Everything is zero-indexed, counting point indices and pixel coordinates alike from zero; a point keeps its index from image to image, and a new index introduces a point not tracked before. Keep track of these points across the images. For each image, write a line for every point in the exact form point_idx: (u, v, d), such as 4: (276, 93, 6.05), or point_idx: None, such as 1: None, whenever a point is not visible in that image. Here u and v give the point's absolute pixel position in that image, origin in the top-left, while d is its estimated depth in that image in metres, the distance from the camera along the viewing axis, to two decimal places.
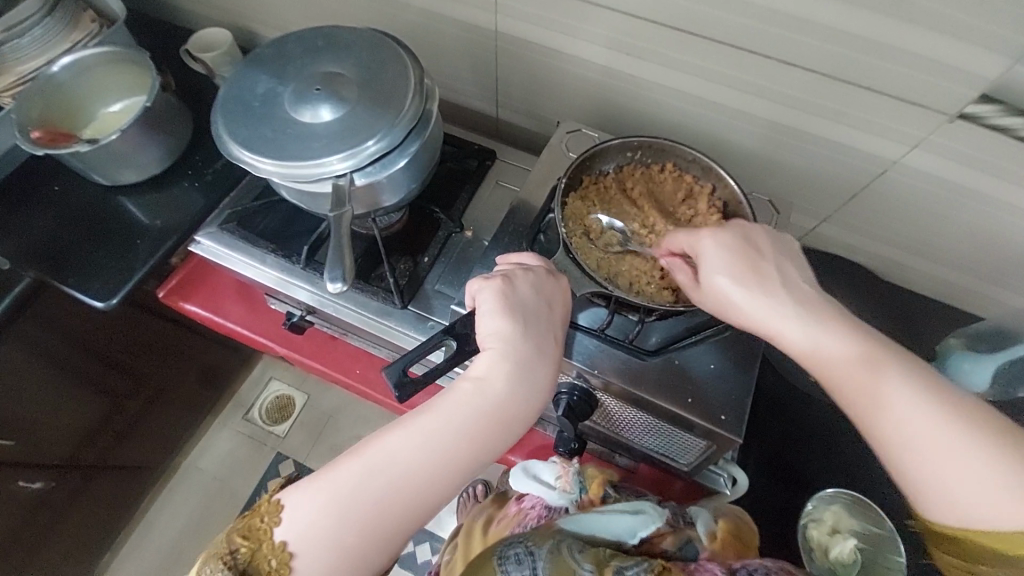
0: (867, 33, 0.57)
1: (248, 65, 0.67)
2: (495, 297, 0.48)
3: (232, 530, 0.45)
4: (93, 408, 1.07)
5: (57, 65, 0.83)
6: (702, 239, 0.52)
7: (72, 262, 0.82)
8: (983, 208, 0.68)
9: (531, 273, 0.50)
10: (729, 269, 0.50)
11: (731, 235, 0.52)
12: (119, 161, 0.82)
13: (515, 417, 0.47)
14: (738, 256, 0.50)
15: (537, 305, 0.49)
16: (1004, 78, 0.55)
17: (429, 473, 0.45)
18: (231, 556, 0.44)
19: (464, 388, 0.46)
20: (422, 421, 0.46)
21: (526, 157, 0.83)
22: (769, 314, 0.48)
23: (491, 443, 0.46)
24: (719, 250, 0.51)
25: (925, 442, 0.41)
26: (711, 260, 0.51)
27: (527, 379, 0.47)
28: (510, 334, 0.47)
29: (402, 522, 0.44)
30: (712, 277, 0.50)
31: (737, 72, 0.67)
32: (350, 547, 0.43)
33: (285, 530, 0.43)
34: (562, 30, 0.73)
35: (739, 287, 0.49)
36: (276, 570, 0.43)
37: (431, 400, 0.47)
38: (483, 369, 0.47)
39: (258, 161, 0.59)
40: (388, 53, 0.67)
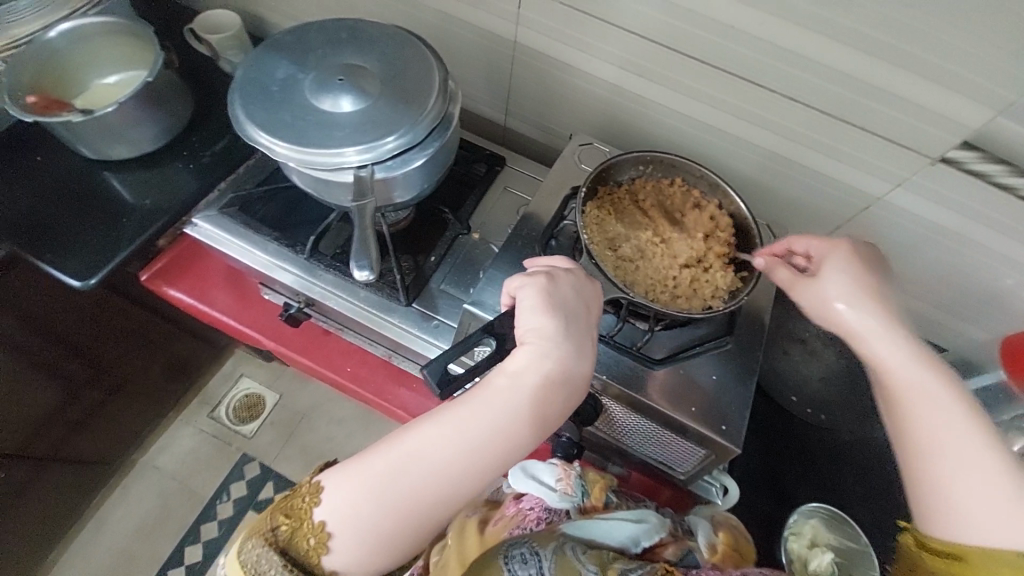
0: (866, 77, 0.62)
1: (268, 49, 0.67)
2: (537, 295, 0.48)
3: (273, 507, 0.46)
4: (49, 394, 1.00)
5: (53, 30, 0.80)
6: (836, 247, 0.55)
7: (53, 237, 0.78)
8: (957, 246, 0.74)
9: (570, 274, 0.51)
10: (848, 272, 0.52)
11: (863, 252, 0.54)
12: (112, 135, 0.79)
13: (549, 415, 0.47)
14: (860, 266, 0.52)
15: (575, 305, 0.49)
16: (984, 129, 0.61)
17: (464, 464, 0.45)
18: (272, 532, 0.44)
19: (501, 382, 0.47)
20: (459, 412, 0.46)
21: (534, 166, 0.84)
22: (865, 314, 0.49)
23: (525, 439, 0.47)
24: (843, 256, 0.53)
25: (959, 463, 0.41)
26: (836, 261, 0.53)
27: (565, 377, 0.47)
28: (552, 332, 0.47)
29: (430, 513, 0.44)
30: (829, 273, 0.52)
31: (743, 102, 0.71)
32: (383, 533, 0.43)
33: (324, 510, 0.44)
34: (580, 46, 0.76)
35: (846, 286, 0.51)
36: (315, 549, 0.43)
37: (467, 394, 0.47)
38: (523, 363, 0.47)
39: (274, 145, 0.59)
40: (412, 52, 0.67)
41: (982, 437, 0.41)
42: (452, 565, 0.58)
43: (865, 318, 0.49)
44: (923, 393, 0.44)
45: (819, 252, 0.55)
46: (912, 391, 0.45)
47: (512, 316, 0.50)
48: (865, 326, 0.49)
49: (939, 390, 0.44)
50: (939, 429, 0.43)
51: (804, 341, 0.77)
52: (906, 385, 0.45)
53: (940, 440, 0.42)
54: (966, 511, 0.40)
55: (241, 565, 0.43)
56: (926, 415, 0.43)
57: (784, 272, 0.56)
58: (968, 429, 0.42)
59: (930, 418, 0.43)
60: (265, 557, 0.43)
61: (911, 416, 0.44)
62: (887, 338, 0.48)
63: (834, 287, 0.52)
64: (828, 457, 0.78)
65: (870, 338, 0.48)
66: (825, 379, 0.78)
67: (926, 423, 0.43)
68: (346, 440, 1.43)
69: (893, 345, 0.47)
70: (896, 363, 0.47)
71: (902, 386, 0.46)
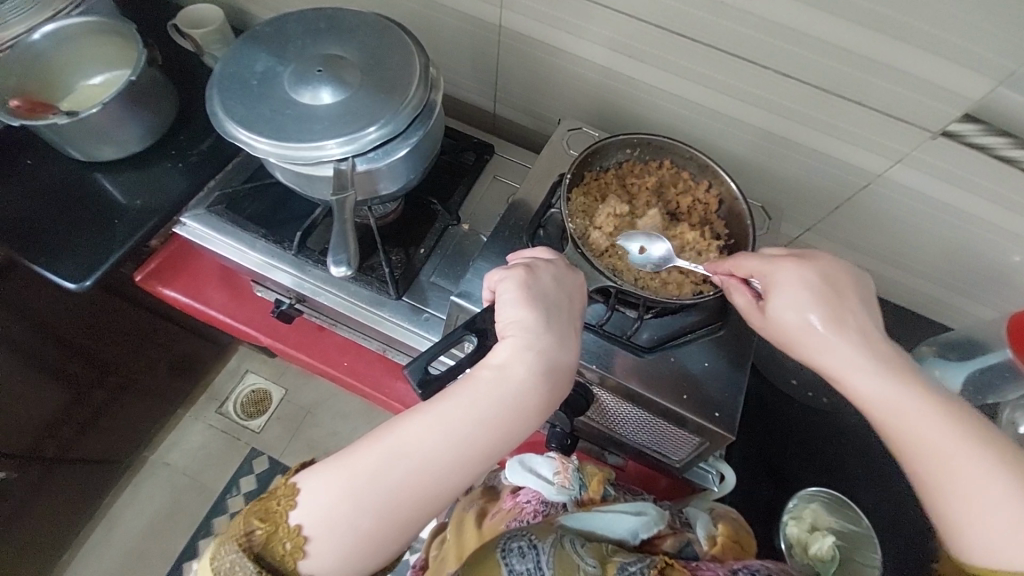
0: (861, 49, 0.60)
1: (246, 42, 0.65)
2: (517, 288, 0.48)
3: (248, 511, 0.45)
4: (54, 399, 1.01)
5: (37, 31, 0.80)
6: (778, 271, 0.51)
7: (45, 242, 0.78)
8: (961, 222, 0.71)
9: (551, 265, 0.50)
10: (803, 306, 0.49)
11: (809, 274, 0.50)
12: (99, 136, 0.79)
13: (532, 411, 0.46)
14: (814, 293, 0.50)
15: (557, 297, 0.48)
16: (984, 100, 0.59)
17: (446, 463, 0.44)
18: (247, 537, 0.43)
19: (484, 376, 0.46)
20: (439, 409, 0.45)
21: (524, 153, 0.83)
22: (844, 352, 0.48)
23: (508, 436, 0.46)
24: (794, 287, 0.50)
25: (967, 494, 0.43)
26: (790, 291, 0.50)
27: (547, 370, 0.46)
28: (533, 324, 0.47)
29: (414, 512, 0.44)
30: (782, 310, 0.50)
31: (737, 80, 0.69)
32: (365, 534, 0.43)
33: (300, 513, 0.44)
34: (566, 28, 0.74)
35: (809, 324, 0.49)
36: (291, 554, 0.43)
37: (448, 390, 0.46)
38: (505, 357, 0.46)
39: (254, 141, 0.58)
40: (391, 39, 0.66)
41: (974, 455, 0.43)
42: (450, 558, 0.60)
43: (841, 356, 0.48)
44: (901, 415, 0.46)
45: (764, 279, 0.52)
46: (896, 409, 0.46)
47: (495, 309, 0.50)
48: (844, 364, 0.48)
49: (932, 420, 0.45)
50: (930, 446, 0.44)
51: None
52: (902, 424, 0.46)
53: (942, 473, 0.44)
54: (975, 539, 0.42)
55: (213, 571, 0.43)
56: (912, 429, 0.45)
57: (743, 296, 0.54)
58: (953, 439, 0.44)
59: (932, 452, 0.44)
60: (238, 563, 0.42)
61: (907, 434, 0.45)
62: (873, 366, 0.47)
63: (795, 324, 0.50)
64: (830, 440, 0.78)
65: (853, 377, 0.47)
66: None
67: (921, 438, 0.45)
68: (350, 434, 1.44)
69: (877, 369, 0.47)
70: (884, 401, 0.46)
71: (889, 408, 0.46)
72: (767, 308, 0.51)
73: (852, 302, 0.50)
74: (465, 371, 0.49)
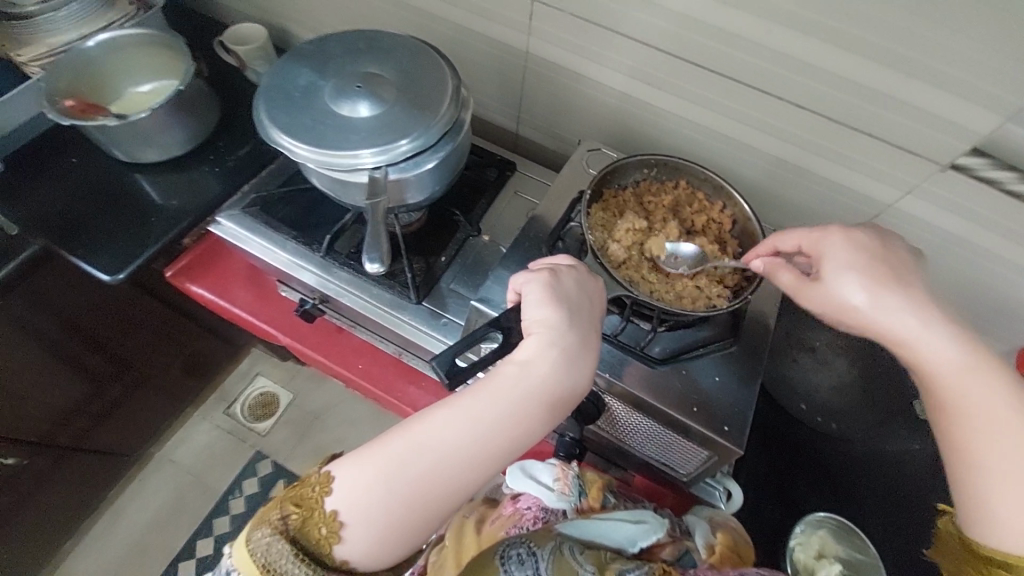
0: (871, 83, 0.63)
1: (291, 58, 0.70)
2: (542, 288, 0.50)
3: (282, 497, 0.46)
4: (74, 387, 1.04)
5: (92, 40, 0.86)
6: (830, 240, 0.52)
7: (84, 234, 0.82)
8: (970, 254, 0.73)
9: (573, 269, 0.52)
10: (861, 272, 0.49)
11: (864, 243, 0.51)
12: (143, 138, 0.84)
13: (554, 406, 0.48)
14: (869, 260, 0.50)
15: (579, 299, 0.50)
16: (992, 135, 0.61)
17: (472, 454, 0.46)
18: (282, 522, 0.44)
19: (508, 372, 0.48)
20: (465, 403, 0.47)
21: (544, 172, 0.86)
22: (907, 319, 0.47)
23: (530, 430, 0.48)
24: (850, 254, 0.51)
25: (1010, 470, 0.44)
26: (846, 262, 0.50)
27: (572, 368, 0.48)
28: (557, 323, 0.49)
29: (440, 502, 0.45)
30: (837, 277, 0.50)
31: (751, 109, 0.72)
32: (394, 522, 0.44)
33: (335, 500, 0.45)
34: (589, 55, 0.78)
35: (866, 289, 0.49)
36: (326, 539, 0.44)
37: (473, 385, 0.48)
38: (529, 353, 0.48)
39: (295, 147, 0.62)
40: (426, 61, 0.70)
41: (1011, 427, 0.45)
42: (448, 564, 0.60)
43: (900, 321, 0.48)
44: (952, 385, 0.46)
45: (815, 248, 0.53)
46: (949, 377, 0.46)
47: (518, 310, 0.52)
48: (905, 330, 0.47)
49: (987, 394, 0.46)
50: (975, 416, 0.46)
51: (814, 350, 0.75)
52: (954, 394, 0.46)
53: (987, 448, 0.45)
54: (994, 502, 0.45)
55: (249, 554, 0.43)
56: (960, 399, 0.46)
57: (788, 272, 0.54)
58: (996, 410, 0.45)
59: (981, 425, 0.45)
60: (275, 544, 0.43)
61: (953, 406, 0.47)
62: (933, 336, 0.47)
63: (851, 290, 0.49)
64: (843, 465, 0.78)
65: (912, 342, 0.47)
66: (834, 388, 0.76)
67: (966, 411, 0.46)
68: (356, 443, 1.44)
69: (936, 338, 0.47)
70: (941, 369, 0.47)
71: (943, 376, 0.47)
72: (822, 275, 0.51)
73: (907, 270, 0.50)
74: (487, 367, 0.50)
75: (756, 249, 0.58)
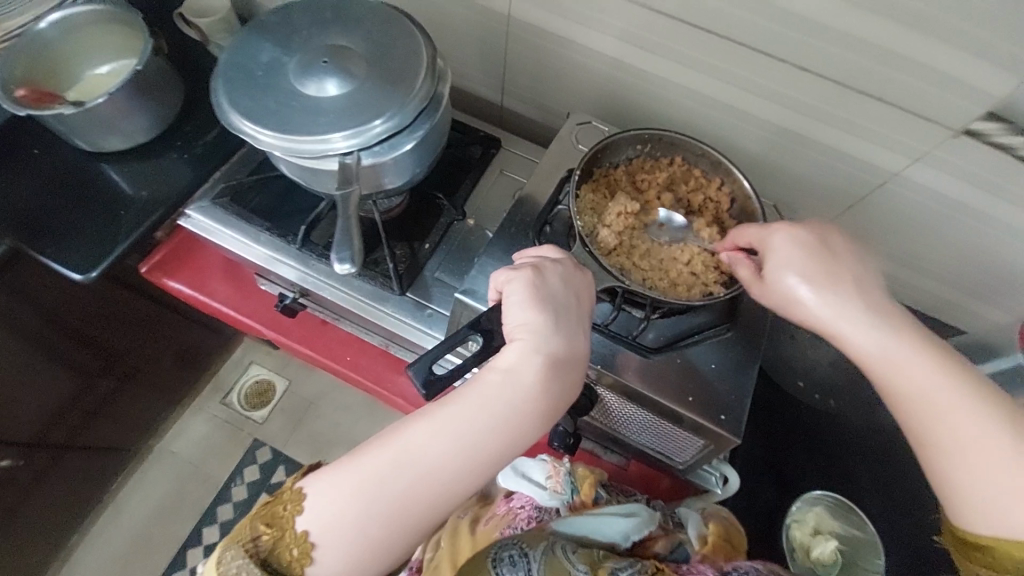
0: (883, 42, 0.58)
1: (252, 31, 0.64)
2: (525, 289, 0.47)
3: (254, 515, 0.45)
4: (61, 387, 1.02)
5: (44, 21, 0.79)
6: (774, 235, 0.51)
7: (50, 232, 0.78)
8: (978, 224, 0.70)
9: (559, 265, 0.49)
10: (804, 271, 0.48)
11: (805, 236, 0.50)
12: (103, 126, 0.78)
13: (541, 413, 0.46)
14: (811, 256, 0.49)
15: (566, 299, 0.47)
16: (1010, 97, 0.57)
17: (454, 467, 0.44)
18: (253, 543, 0.43)
19: (491, 379, 0.45)
20: (445, 414, 0.44)
21: (531, 148, 0.82)
22: (851, 320, 0.46)
23: (516, 439, 0.45)
24: (790, 249, 0.50)
25: (979, 455, 0.42)
26: (788, 260, 0.49)
27: (558, 373, 0.46)
28: (542, 327, 0.46)
29: (423, 517, 0.44)
30: (780, 273, 0.49)
31: (751, 73, 0.67)
32: (373, 539, 0.43)
33: (307, 519, 0.43)
34: (576, 18, 0.72)
35: (807, 286, 0.48)
36: (298, 560, 0.43)
37: (455, 393, 0.46)
38: (513, 359, 0.45)
39: (259, 133, 0.57)
40: (398, 30, 0.64)
41: (971, 417, 0.43)
42: (443, 567, 0.57)
43: (839, 316, 0.47)
44: (908, 383, 0.45)
45: (761, 243, 0.52)
46: (902, 375, 0.45)
47: (501, 311, 0.49)
48: (852, 330, 0.46)
49: (937, 378, 0.44)
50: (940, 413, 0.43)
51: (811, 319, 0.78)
52: (901, 382, 0.45)
53: (953, 443, 0.43)
54: (973, 499, 0.42)
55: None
56: (917, 396, 0.44)
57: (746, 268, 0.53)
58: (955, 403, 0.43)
59: (939, 414, 0.43)
60: (245, 568, 0.42)
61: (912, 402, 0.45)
62: (878, 333, 0.46)
63: (794, 286, 0.48)
64: (837, 441, 0.77)
65: (852, 335, 0.46)
66: (831, 362, 0.78)
67: (925, 406, 0.44)
68: (354, 427, 1.44)
69: (881, 335, 0.46)
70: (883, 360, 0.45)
71: (896, 374, 0.45)
72: (765, 272, 0.51)
73: (849, 261, 0.49)
74: (468, 371, 0.47)
75: (722, 243, 0.57)
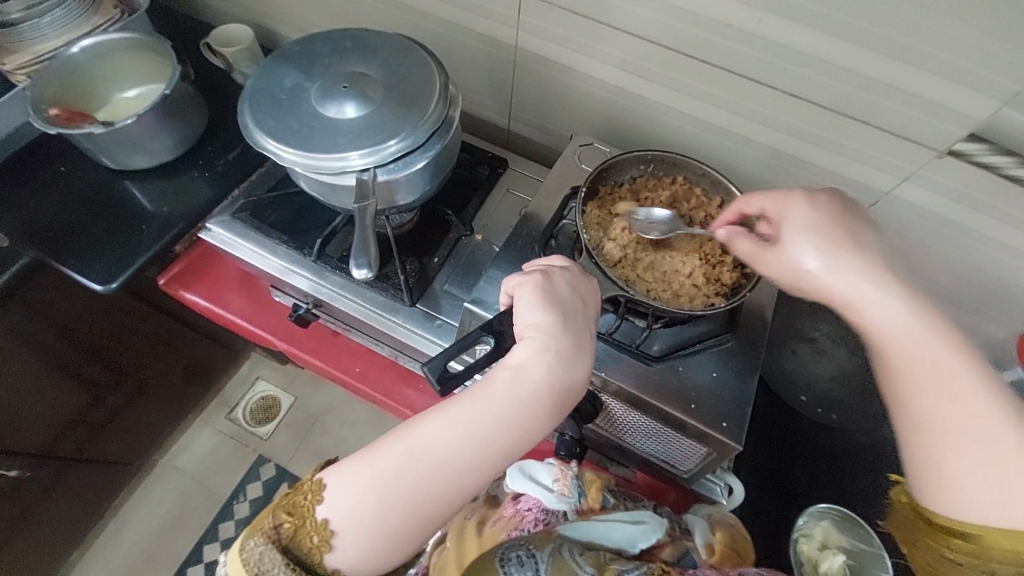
0: (866, 70, 0.62)
1: (277, 59, 0.69)
2: (533, 292, 0.49)
3: (276, 504, 0.46)
4: (74, 397, 1.04)
5: (77, 47, 0.84)
6: (791, 205, 0.53)
7: (76, 244, 0.81)
8: (969, 241, 0.72)
9: (566, 271, 0.51)
10: (817, 239, 0.49)
11: (828, 207, 0.51)
12: (131, 145, 0.83)
13: (550, 410, 0.47)
14: (828, 226, 0.50)
15: (573, 302, 0.50)
16: (989, 120, 0.60)
17: (465, 460, 0.45)
18: (275, 530, 0.44)
19: (502, 377, 0.47)
20: (458, 409, 0.46)
21: (537, 168, 0.85)
22: (864, 286, 0.46)
23: (525, 435, 0.47)
24: (806, 217, 0.51)
25: (972, 439, 0.41)
26: (800, 229, 0.50)
27: (566, 372, 0.48)
28: (550, 327, 0.48)
29: (435, 509, 0.45)
30: (791, 242, 0.50)
31: (744, 99, 0.71)
32: (387, 530, 0.44)
33: (326, 508, 0.45)
34: (579, 48, 0.77)
35: (820, 251, 0.48)
36: (317, 548, 0.44)
37: (467, 391, 0.48)
38: (523, 358, 0.47)
39: (282, 151, 0.61)
40: (413, 59, 0.69)
41: (972, 401, 0.41)
42: (451, 568, 0.60)
43: (850, 278, 0.47)
44: (914, 356, 0.43)
45: (778, 216, 0.53)
46: (906, 347, 0.44)
47: (511, 314, 0.51)
48: (862, 296, 0.46)
49: (946, 359, 0.42)
50: (943, 392, 0.42)
51: (813, 340, 0.76)
52: (906, 355, 0.44)
53: (950, 424, 0.41)
54: (960, 484, 0.41)
55: (242, 563, 0.43)
56: (921, 370, 0.43)
57: (746, 241, 0.54)
58: (958, 383, 0.42)
59: (938, 392, 0.42)
60: (267, 554, 0.43)
61: (914, 378, 0.43)
62: (891, 302, 0.45)
63: (803, 255, 0.49)
64: (836, 453, 0.77)
65: (863, 300, 0.46)
66: (834, 377, 0.76)
67: (925, 384, 0.43)
68: (358, 443, 1.44)
69: (892, 305, 0.45)
70: (891, 329, 0.44)
71: (901, 346, 0.44)
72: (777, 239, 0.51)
73: (865, 236, 0.49)
74: (477, 373, 0.49)
75: (719, 217, 0.59)
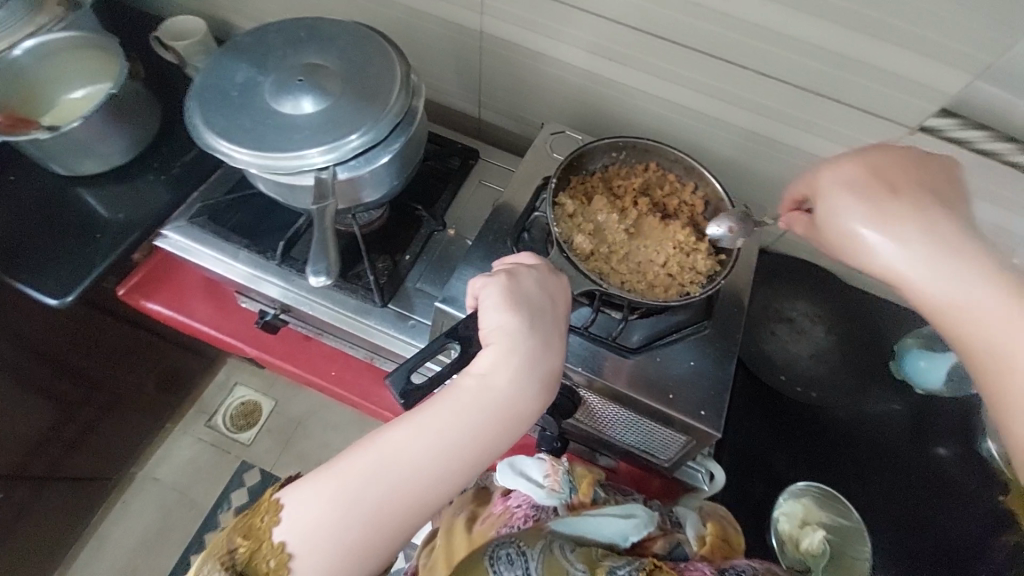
0: (838, 48, 0.60)
1: (226, 52, 0.65)
2: (499, 293, 0.48)
3: (232, 528, 0.45)
4: (42, 416, 1.00)
5: (19, 49, 0.79)
6: (829, 175, 0.48)
7: (23, 257, 0.77)
8: None
9: (533, 269, 0.50)
10: (868, 208, 0.44)
11: (879, 172, 0.46)
12: (79, 150, 0.78)
13: (519, 413, 0.46)
14: (885, 191, 0.44)
15: (541, 300, 0.48)
16: (962, 93, 0.59)
17: (432, 470, 0.44)
18: (230, 556, 0.44)
19: (467, 382, 0.46)
20: (423, 417, 0.45)
21: (509, 158, 0.83)
22: (925, 260, 0.41)
23: (495, 440, 0.46)
24: (857, 187, 0.46)
25: None
26: (849, 198, 0.45)
27: (535, 373, 0.46)
28: (517, 328, 0.46)
29: (402, 522, 0.43)
30: (839, 216, 0.46)
31: (717, 81, 0.69)
32: (351, 546, 0.42)
33: (284, 529, 0.43)
34: (547, 32, 0.74)
35: (875, 223, 0.44)
36: (275, 571, 0.43)
37: (432, 399, 0.46)
38: (490, 360, 0.46)
39: (235, 151, 0.57)
40: (372, 48, 0.66)
41: None
42: (439, 566, 0.60)
43: (906, 254, 0.42)
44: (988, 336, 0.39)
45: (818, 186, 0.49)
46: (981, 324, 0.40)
47: (477, 318, 0.50)
48: (922, 274, 0.41)
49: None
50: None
51: (791, 321, 0.80)
52: (996, 338, 0.39)
53: None
54: None
55: None
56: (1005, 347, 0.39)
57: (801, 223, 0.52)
58: None
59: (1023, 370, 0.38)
60: None
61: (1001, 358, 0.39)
62: (963, 275, 0.40)
63: (856, 229, 0.44)
64: (819, 433, 0.78)
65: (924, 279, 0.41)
66: (813, 356, 0.79)
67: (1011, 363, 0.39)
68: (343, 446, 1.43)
69: (962, 279, 0.40)
70: (978, 308, 0.40)
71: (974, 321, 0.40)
72: (826, 218, 0.47)
73: (926, 197, 0.44)
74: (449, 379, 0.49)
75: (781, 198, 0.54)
